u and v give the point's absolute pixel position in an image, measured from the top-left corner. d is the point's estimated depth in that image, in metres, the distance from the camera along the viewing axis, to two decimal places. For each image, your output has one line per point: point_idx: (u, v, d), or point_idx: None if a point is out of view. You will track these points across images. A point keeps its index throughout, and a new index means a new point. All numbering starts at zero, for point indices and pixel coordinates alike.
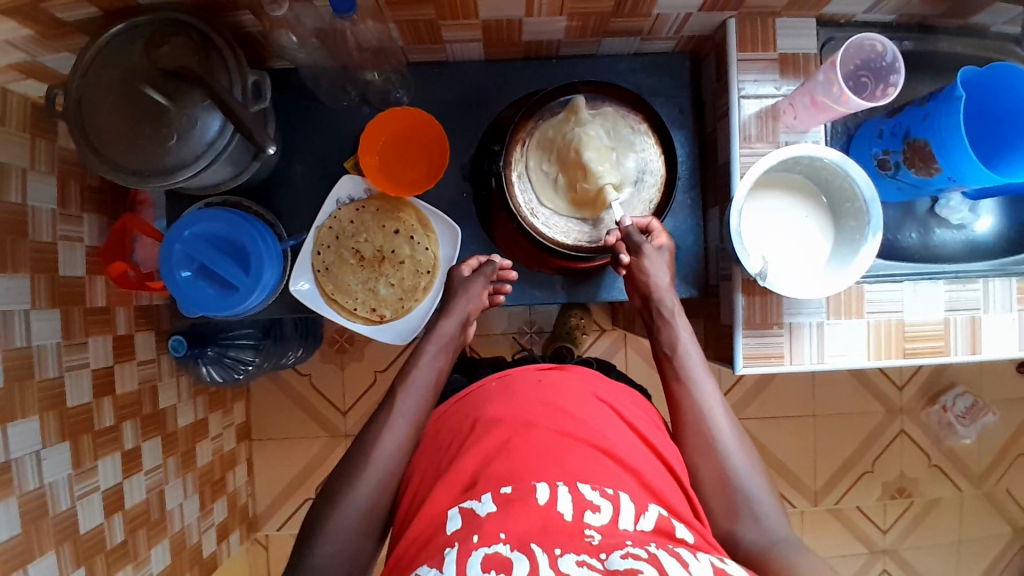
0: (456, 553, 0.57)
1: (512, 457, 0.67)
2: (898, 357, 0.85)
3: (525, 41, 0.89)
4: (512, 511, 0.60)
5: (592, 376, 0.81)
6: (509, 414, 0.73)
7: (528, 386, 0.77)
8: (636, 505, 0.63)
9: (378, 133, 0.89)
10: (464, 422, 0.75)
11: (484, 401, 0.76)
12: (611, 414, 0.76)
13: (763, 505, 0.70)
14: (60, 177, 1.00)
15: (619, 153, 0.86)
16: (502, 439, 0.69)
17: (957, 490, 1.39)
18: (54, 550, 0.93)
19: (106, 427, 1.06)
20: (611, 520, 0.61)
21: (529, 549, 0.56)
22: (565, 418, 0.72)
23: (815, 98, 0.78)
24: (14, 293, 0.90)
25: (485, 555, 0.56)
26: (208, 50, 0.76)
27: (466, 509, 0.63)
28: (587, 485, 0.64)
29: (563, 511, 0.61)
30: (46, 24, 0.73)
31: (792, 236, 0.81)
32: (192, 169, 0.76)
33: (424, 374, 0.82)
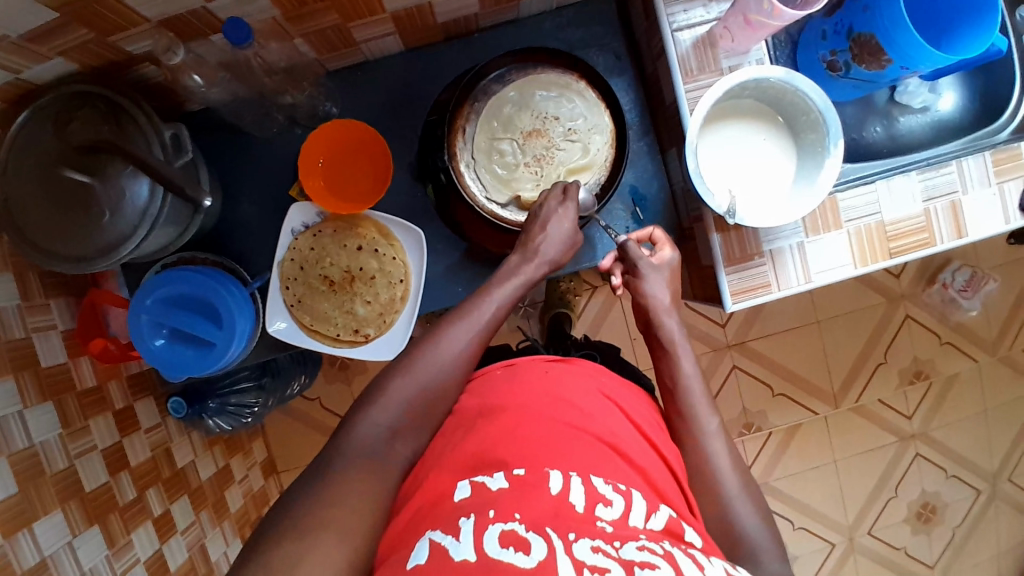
0: (472, 524, 0.55)
1: (518, 443, 0.67)
2: (884, 260, 0.83)
3: (441, 23, 0.85)
4: (524, 494, 0.60)
5: (596, 370, 0.80)
6: (514, 403, 0.72)
7: (536, 377, 0.76)
8: (647, 505, 0.63)
9: (315, 153, 0.87)
10: (465, 409, 0.74)
11: (489, 390, 0.75)
12: (618, 413, 0.75)
13: (769, 554, 0.66)
14: (16, 270, 0.95)
15: (561, 117, 0.82)
16: (509, 426, 0.69)
17: (973, 360, 1.40)
18: None
19: (130, 500, 1.06)
20: (622, 515, 0.60)
21: (544, 531, 0.55)
22: (575, 412, 0.72)
23: (748, 17, 0.74)
24: (3, 397, 0.89)
25: (501, 530, 0.54)
26: (118, 114, 0.73)
27: (476, 482, 0.63)
28: (599, 479, 0.64)
29: (574, 503, 0.60)
30: None
31: (768, 171, 0.78)
32: (133, 242, 0.73)
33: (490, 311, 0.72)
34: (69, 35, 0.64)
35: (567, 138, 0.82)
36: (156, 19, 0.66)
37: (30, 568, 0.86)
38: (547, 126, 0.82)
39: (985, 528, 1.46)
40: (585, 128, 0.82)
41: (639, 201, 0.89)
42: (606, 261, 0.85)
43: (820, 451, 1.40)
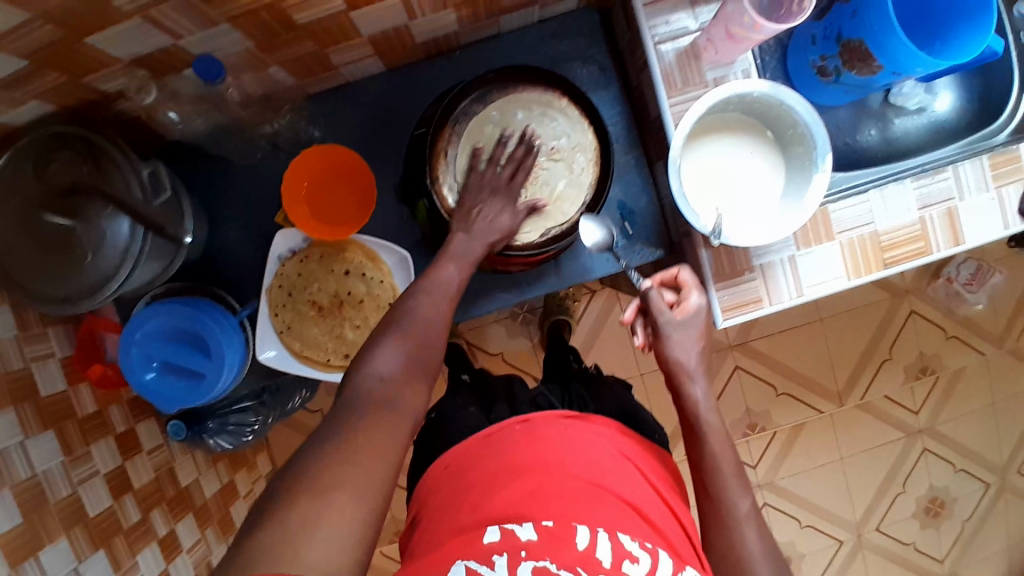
0: (506, 562, 0.59)
1: (544, 501, 0.65)
2: (878, 270, 0.81)
3: (420, 42, 0.84)
4: (556, 546, 0.60)
5: (611, 430, 0.77)
6: (534, 461, 0.70)
7: (554, 433, 0.73)
8: (673, 564, 0.62)
9: (301, 175, 0.86)
10: (479, 470, 0.71)
11: (505, 448, 0.72)
12: (636, 472, 0.72)
13: None
14: (10, 303, 0.98)
15: (543, 136, 0.80)
16: (533, 487, 0.66)
17: (980, 354, 1.38)
18: None
19: (135, 522, 1.08)
20: (650, 573, 0.60)
21: (576, 573, 0.58)
22: (597, 470, 0.70)
23: (730, 29, 0.72)
24: (5, 430, 0.89)
25: (535, 566, 0.58)
26: (96, 153, 0.72)
27: (507, 529, 0.62)
28: (626, 535, 0.63)
29: (602, 558, 0.60)
30: None
31: (762, 188, 0.76)
32: (117, 280, 0.72)
33: (445, 284, 0.67)
34: (41, 80, 0.64)
35: (550, 156, 0.80)
36: (128, 60, 0.66)
37: None
38: None
39: (995, 521, 1.45)
40: (568, 146, 0.81)
41: (627, 216, 0.88)
42: (629, 314, 0.75)
43: (825, 448, 1.38)
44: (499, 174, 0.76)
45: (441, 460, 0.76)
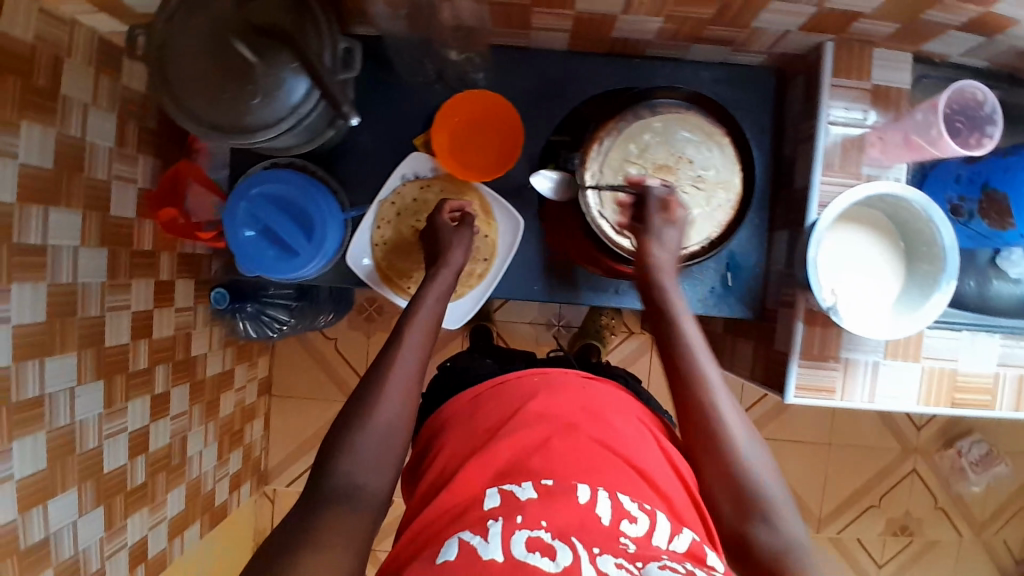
0: (500, 528, 0.60)
1: (551, 455, 0.68)
2: (944, 406, 0.85)
3: (614, 38, 0.87)
4: (555, 504, 0.63)
5: (629, 398, 0.80)
6: (550, 412, 0.74)
7: (572, 387, 0.78)
8: (672, 526, 0.64)
9: (453, 112, 0.88)
10: (501, 411, 0.76)
11: (527, 393, 0.76)
12: (655, 444, 0.74)
13: (784, 513, 0.65)
14: (120, 115, 1.01)
15: (695, 162, 0.83)
16: (543, 437, 0.70)
17: (957, 533, 1.41)
18: (76, 486, 0.97)
19: (140, 369, 1.08)
20: (647, 533, 0.62)
21: (570, 541, 0.59)
22: (612, 432, 0.73)
23: (911, 137, 0.77)
24: (66, 228, 0.92)
25: (529, 536, 0.59)
26: (302, 9, 0.73)
27: (506, 491, 0.66)
28: (626, 496, 0.65)
29: (601, 515, 0.62)
30: None
31: (881, 289, 0.80)
32: (272, 131, 0.74)
33: (427, 317, 0.76)
34: None
35: (693, 185, 0.83)
36: None
37: (27, 401, 0.88)
38: (677, 168, 0.83)
39: None
40: (713, 183, 0.83)
41: (733, 268, 0.91)
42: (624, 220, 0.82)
43: None
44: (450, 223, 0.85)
45: (468, 394, 0.81)
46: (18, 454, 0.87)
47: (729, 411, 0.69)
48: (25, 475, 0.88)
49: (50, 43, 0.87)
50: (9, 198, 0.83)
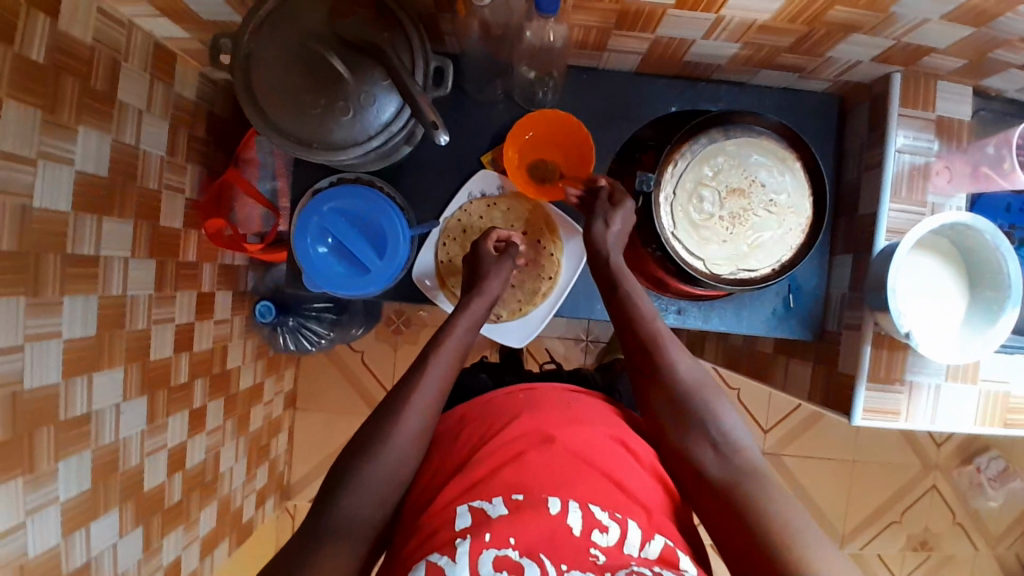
0: (467, 547, 0.60)
1: (526, 467, 0.69)
2: (999, 428, 0.87)
3: (685, 62, 0.88)
4: (523, 518, 0.63)
5: (606, 411, 0.81)
6: (531, 427, 0.74)
7: (554, 404, 0.79)
8: (643, 533, 0.65)
9: (524, 130, 0.88)
10: (489, 424, 0.76)
11: (510, 408, 0.78)
12: (628, 457, 0.73)
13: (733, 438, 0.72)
14: (172, 122, 0.99)
15: (767, 187, 0.85)
16: (517, 449, 0.71)
17: (974, 548, 1.45)
18: (118, 505, 0.93)
19: (180, 383, 1.05)
20: (618, 542, 0.63)
21: (538, 557, 0.61)
22: (589, 445, 0.73)
23: (979, 168, 0.81)
24: (118, 238, 0.89)
25: (497, 556, 0.60)
26: (394, 26, 0.72)
27: (475, 508, 0.65)
28: (597, 505, 0.66)
29: (571, 525, 0.63)
30: None
31: (947, 312, 0.82)
32: (360, 148, 0.74)
33: (456, 344, 0.78)
34: None
35: (764, 209, 0.85)
36: None
37: (75, 418, 0.85)
38: (749, 192, 0.84)
39: None
40: (783, 207, 0.85)
41: (795, 290, 0.93)
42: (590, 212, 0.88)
43: None
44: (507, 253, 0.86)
45: (455, 411, 0.82)
46: (64, 473, 0.83)
47: (708, 401, 0.75)
48: (69, 496, 0.84)
49: (112, 46, 0.84)
50: (66, 208, 0.80)
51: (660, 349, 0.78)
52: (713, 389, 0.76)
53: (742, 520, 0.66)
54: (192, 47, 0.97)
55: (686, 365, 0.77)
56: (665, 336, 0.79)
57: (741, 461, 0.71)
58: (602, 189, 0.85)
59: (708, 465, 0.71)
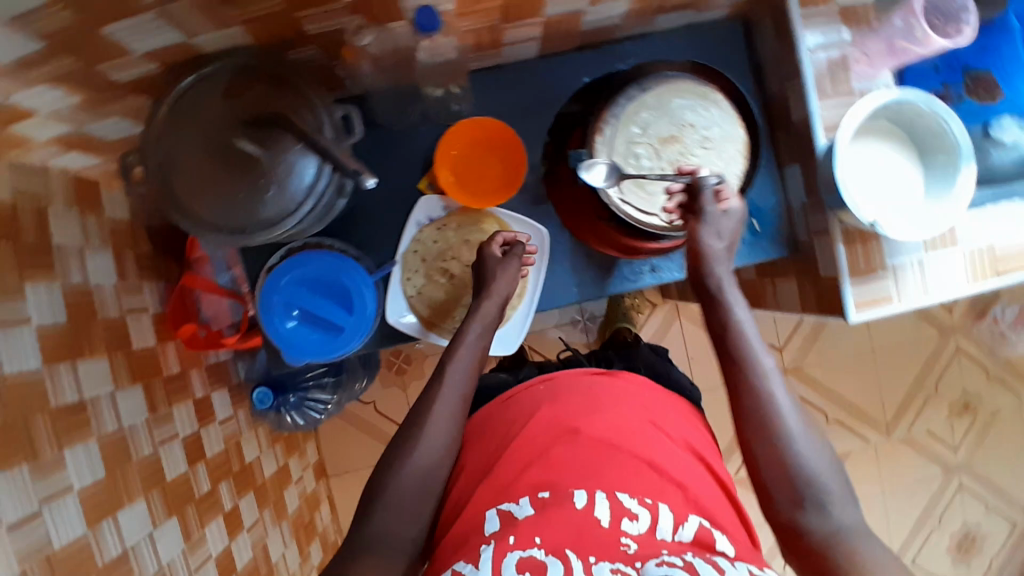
0: (493, 552, 0.67)
1: (555, 467, 0.75)
2: (997, 280, 0.87)
3: (582, 32, 0.87)
4: (549, 519, 0.69)
5: (638, 386, 0.87)
6: (559, 423, 0.81)
7: (579, 395, 0.84)
8: (675, 517, 0.72)
9: (450, 144, 0.87)
10: (517, 422, 0.83)
11: (538, 403, 0.84)
12: (657, 433, 0.81)
13: (836, 502, 0.69)
14: (115, 248, 0.98)
15: (697, 124, 0.84)
16: (547, 450, 0.78)
17: (1017, 396, 1.44)
18: None
19: (205, 493, 1.04)
20: (649, 529, 0.69)
21: (563, 554, 0.65)
22: (613, 430, 0.79)
23: (893, 43, 0.82)
24: (95, 377, 0.88)
25: (519, 557, 0.65)
26: (290, 89, 0.72)
27: (503, 511, 0.72)
28: (624, 493, 0.72)
29: (600, 518, 0.69)
30: (99, 87, 0.74)
31: (908, 191, 0.82)
32: (294, 218, 0.73)
33: (470, 352, 0.82)
34: (261, 6, 0.64)
35: (702, 148, 0.85)
36: (346, 3, 0.66)
37: (111, 559, 0.84)
38: (682, 136, 0.84)
39: None
40: (720, 139, 0.85)
41: (756, 213, 0.94)
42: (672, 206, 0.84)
43: (867, 480, 1.43)
44: (507, 256, 0.86)
45: (478, 413, 0.89)
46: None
47: (816, 462, 0.71)
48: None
49: (30, 196, 0.83)
50: (37, 365, 0.79)
51: (760, 389, 0.74)
52: (821, 448, 0.72)
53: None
54: (108, 169, 0.97)
55: (790, 407, 0.74)
56: (770, 375, 0.76)
57: (845, 525, 0.68)
58: (707, 185, 0.80)
59: (809, 525, 0.69)
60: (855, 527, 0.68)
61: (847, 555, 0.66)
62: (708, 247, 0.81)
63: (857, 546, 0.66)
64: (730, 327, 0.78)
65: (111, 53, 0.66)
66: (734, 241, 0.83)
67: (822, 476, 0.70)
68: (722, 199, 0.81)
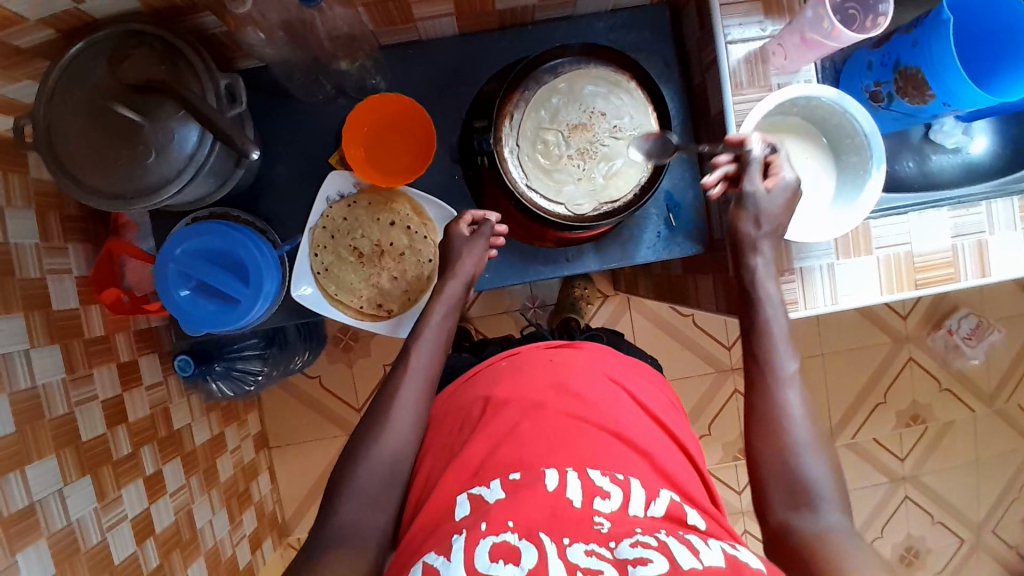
0: (463, 541, 0.57)
1: (519, 442, 0.67)
2: (910, 290, 0.85)
3: (499, 11, 0.85)
4: (520, 499, 0.61)
5: (602, 354, 0.81)
6: (520, 395, 0.73)
7: (538, 367, 0.77)
8: (646, 492, 0.64)
9: (362, 120, 0.86)
10: (474, 402, 0.75)
11: (493, 382, 0.76)
12: (623, 395, 0.75)
13: (828, 504, 0.66)
14: (39, 209, 0.93)
15: (607, 114, 0.83)
16: (510, 425, 0.69)
17: (970, 409, 1.44)
18: None
19: (124, 455, 1.02)
20: (621, 506, 0.62)
21: (537, 538, 0.56)
22: (574, 400, 0.72)
23: (805, 36, 0.76)
24: (11, 333, 0.85)
25: (494, 543, 0.56)
26: (176, 57, 0.73)
27: (474, 495, 0.64)
28: (596, 470, 0.64)
29: (571, 498, 0.61)
30: (2, 52, 0.71)
31: (819, 192, 0.82)
32: (176, 185, 0.73)
33: (436, 333, 0.80)
34: None
35: (611, 137, 0.83)
36: None
37: (18, 512, 0.82)
38: (590, 125, 0.82)
39: None
40: (630, 129, 0.83)
41: (673, 207, 0.93)
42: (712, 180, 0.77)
43: None
44: (478, 229, 0.85)
45: (439, 395, 0.81)
46: (25, 564, 0.81)
47: (818, 473, 0.68)
48: None
49: None
50: None
51: (772, 396, 0.73)
52: (822, 458, 0.69)
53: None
54: None
55: (799, 414, 0.71)
56: (789, 382, 0.73)
57: (837, 529, 0.65)
58: (754, 157, 0.75)
59: (799, 525, 0.66)
60: (851, 533, 0.64)
61: (824, 552, 0.61)
62: (746, 235, 0.77)
63: (843, 543, 0.62)
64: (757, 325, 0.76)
65: (1, 15, 0.64)
66: (781, 224, 0.76)
67: (817, 481, 0.68)
68: (772, 173, 0.76)
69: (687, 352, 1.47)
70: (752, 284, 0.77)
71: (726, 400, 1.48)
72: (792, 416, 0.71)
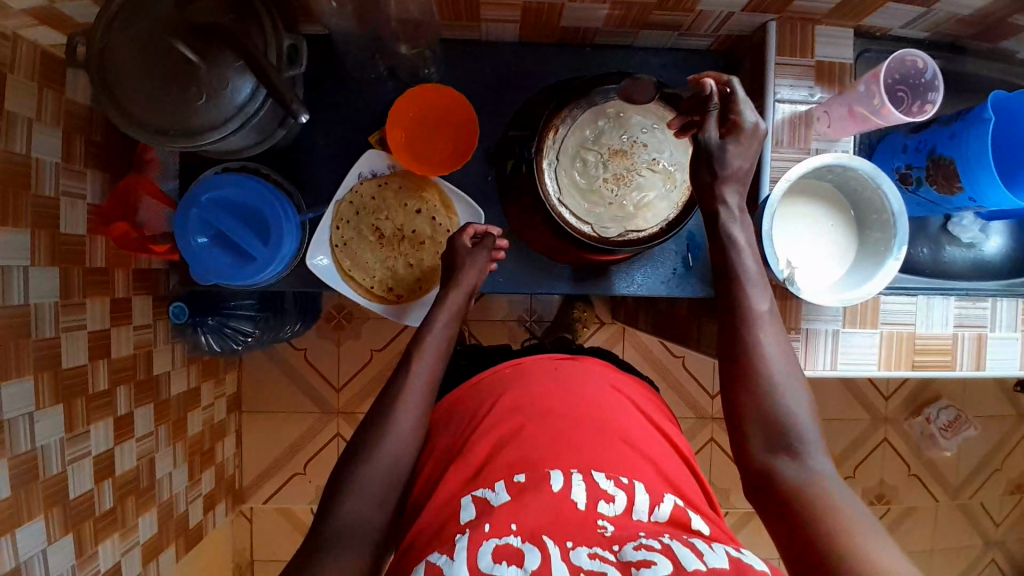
0: (466, 540, 0.58)
1: (525, 445, 0.67)
2: (906, 370, 0.87)
3: (563, 27, 0.87)
4: (526, 501, 0.61)
5: (603, 367, 0.81)
6: (527, 401, 0.73)
7: (544, 373, 0.77)
8: (651, 496, 0.65)
9: (408, 107, 0.87)
10: (478, 405, 0.75)
11: (500, 386, 0.76)
12: (627, 404, 0.76)
13: (810, 447, 0.67)
14: (66, 129, 0.92)
15: (650, 146, 0.83)
16: (517, 427, 0.69)
17: (934, 498, 1.47)
18: (42, 515, 0.89)
19: (100, 391, 1.00)
20: (625, 510, 0.63)
21: (540, 540, 0.58)
22: (583, 406, 0.72)
23: (853, 109, 0.80)
24: (14, 246, 0.83)
25: (497, 545, 0.57)
26: (244, 8, 0.73)
27: (479, 498, 0.63)
28: (601, 473, 0.65)
29: (576, 500, 0.62)
30: None
31: (836, 261, 0.84)
32: (219, 132, 0.73)
33: (437, 341, 0.80)
34: None
35: (648, 170, 0.83)
36: None
37: None
38: (629, 153, 0.82)
39: None
40: (668, 165, 0.83)
41: (693, 248, 0.95)
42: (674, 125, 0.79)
43: None
44: (476, 253, 0.85)
45: (443, 401, 0.81)
46: None
47: (797, 412, 0.68)
48: None
49: None
50: None
51: (746, 335, 0.72)
52: (801, 396, 0.69)
53: (810, 540, 0.60)
54: None
55: (775, 352, 0.71)
56: (762, 319, 0.73)
57: (822, 472, 0.65)
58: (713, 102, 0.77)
59: (784, 471, 0.66)
60: (834, 476, 0.65)
61: (811, 504, 0.62)
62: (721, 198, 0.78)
63: (828, 492, 0.63)
64: (734, 271, 0.75)
65: None
66: (741, 170, 0.77)
67: (798, 419, 0.68)
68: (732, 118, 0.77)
69: (671, 392, 1.48)
70: (722, 229, 0.77)
71: (700, 447, 1.50)
72: (768, 355, 0.71)
